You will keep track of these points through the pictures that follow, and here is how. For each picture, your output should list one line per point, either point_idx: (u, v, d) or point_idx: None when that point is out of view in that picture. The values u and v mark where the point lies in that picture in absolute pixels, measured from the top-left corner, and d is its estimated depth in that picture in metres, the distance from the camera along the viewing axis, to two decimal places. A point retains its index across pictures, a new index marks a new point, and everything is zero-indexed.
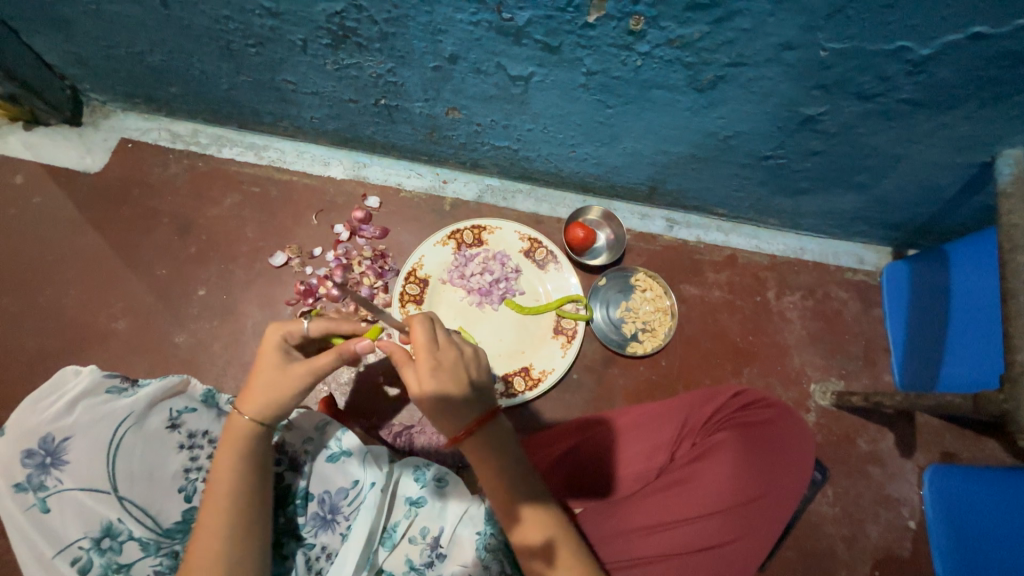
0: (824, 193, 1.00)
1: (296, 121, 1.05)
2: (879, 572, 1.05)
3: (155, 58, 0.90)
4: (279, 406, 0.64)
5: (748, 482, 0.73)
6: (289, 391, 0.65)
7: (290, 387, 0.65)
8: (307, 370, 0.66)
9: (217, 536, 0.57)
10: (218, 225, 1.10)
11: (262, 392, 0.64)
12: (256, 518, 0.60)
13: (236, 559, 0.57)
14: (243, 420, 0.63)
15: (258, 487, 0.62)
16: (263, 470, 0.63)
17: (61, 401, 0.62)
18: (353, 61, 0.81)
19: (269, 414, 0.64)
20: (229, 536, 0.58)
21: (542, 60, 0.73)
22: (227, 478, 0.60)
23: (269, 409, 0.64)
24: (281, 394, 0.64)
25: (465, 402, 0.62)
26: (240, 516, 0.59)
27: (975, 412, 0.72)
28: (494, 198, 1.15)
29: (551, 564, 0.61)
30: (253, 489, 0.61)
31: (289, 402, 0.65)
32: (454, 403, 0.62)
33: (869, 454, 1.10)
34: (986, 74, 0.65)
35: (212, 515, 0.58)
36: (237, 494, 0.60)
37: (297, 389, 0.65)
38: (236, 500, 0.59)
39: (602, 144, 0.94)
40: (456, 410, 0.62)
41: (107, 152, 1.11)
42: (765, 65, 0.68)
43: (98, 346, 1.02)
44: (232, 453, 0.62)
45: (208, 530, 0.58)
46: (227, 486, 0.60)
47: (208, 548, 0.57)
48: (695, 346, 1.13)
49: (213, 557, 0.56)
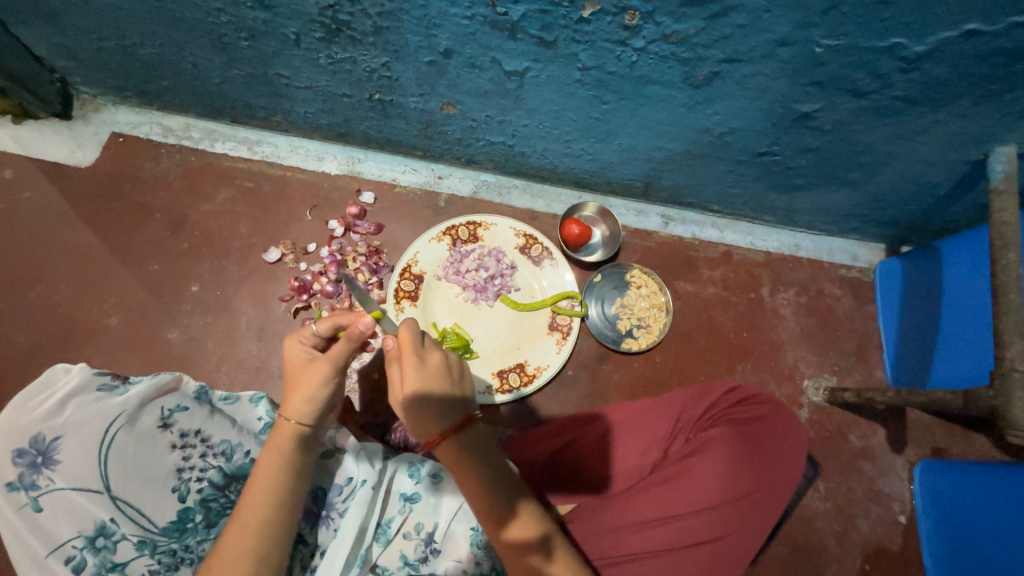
0: (818, 189, 1.00)
1: (289, 116, 1.04)
2: (869, 565, 1.06)
3: (146, 51, 0.89)
4: (313, 399, 0.67)
5: (742, 476, 0.74)
6: (315, 383, 0.67)
7: (313, 380, 0.67)
8: (324, 359, 0.68)
9: (251, 532, 0.59)
10: (210, 221, 1.09)
11: (292, 389, 0.67)
12: (289, 518, 0.62)
13: (266, 556, 0.59)
14: (287, 422, 0.66)
15: (299, 490, 0.64)
16: (302, 474, 0.65)
17: (52, 399, 0.62)
18: (347, 55, 0.80)
19: (303, 409, 0.67)
20: (260, 530, 0.60)
21: (537, 55, 0.73)
22: (269, 477, 0.63)
23: (305, 404, 0.67)
24: (308, 388, 0.67)
25: (444, 406, 0.64)
26: (277, 514, 0.61)
27: (966, 407, 0.73)
28: (490, 193, 1.15)
29: (550, 559, 0.62)
30: (292, 490, 0.63)
31: (320, 395, 0.68)
32: (432, 405, 0.64)
33: (860, 449, 1.11)
34: (980, 71, 0.65)
35: (251, 506, 0.61)
36: (275, 494, 0.62)
37: (324, 380, 0.68)
38: (277, 494, 0.62)
39: (597, 140, 0.94)
40: (433, 414, 0.64)
41: (97, 146, 1.10)
42: (761, 62, 0.68)
43: (90, 342, 1.02)
44: (279, 451, 0.65)
45: (241, 523, 0.60)
46: (266, 485, 0.62)
47: (242, 541, 0.59)
48: (690, 342, 1.14)
49: (243, 552, 0.58)
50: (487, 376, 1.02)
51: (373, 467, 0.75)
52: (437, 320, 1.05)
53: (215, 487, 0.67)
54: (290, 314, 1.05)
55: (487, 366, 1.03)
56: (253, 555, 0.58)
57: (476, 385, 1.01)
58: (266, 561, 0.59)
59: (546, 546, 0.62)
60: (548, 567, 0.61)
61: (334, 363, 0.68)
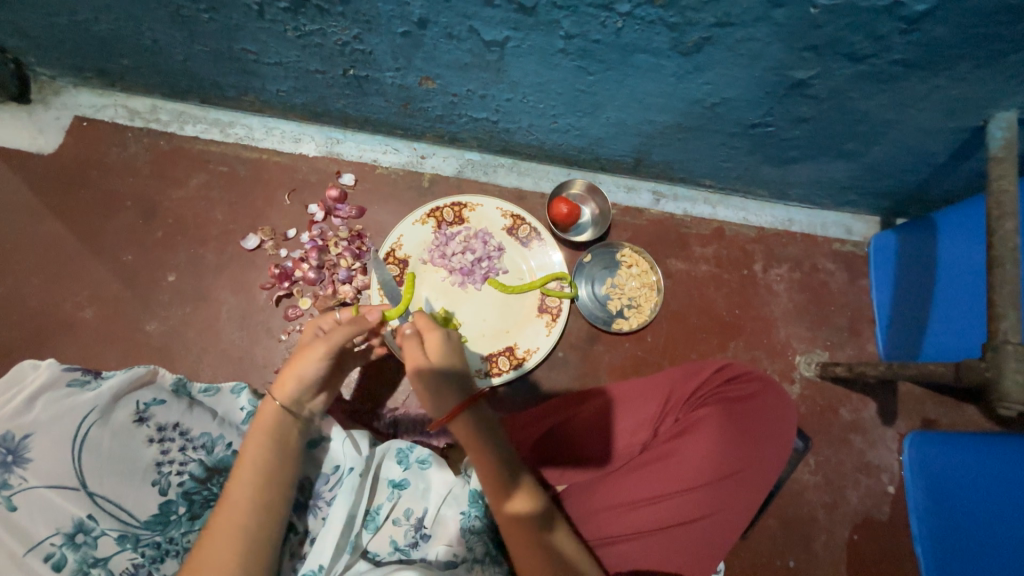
0: (812, 161, 0.97)
1: (261, 95, 0.99)
2: (858, 535, 1.08)
3: (102, 27, 0.84)
4: (301, 383, 0.67)
5: (730, 455, 0.73)
6: (308, 365, 0.68)
7: (307, 362, 0.68)
8: (321, 343, 0.68)
9: (243, 512, 0.59)
10: (184, 208, 1.05)
11: (287, 366, 0.68)
12: (281, 499, 0.62)
13: (257, 536, 0.59)
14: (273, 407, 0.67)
15: (288, 471, 0.64)
16: (287, 453, 0.65)
17: (20, 396, 0.61)
18: (315, 27, 0.75)
19: (290, 390, 0.67)
20: (252, 509, 0.59)
21: (517, 23, 0.68)
22: (253, 457, 0.62)
23: (293, 385, 0.67)
24: (301, 370, 0.68)
25: (460, 376, 0.67)
26: (266, 492, 0.61)
27: (957, 379, 0.72)
28: (475, 172, 1.11)
29: (552, 528, 0.64)
30: (278, 470, 0.63)
31: (310, 379, 0.68)
32: (450, 377, 0.66)
33: (851, 422, 1.12)
34: (983, 31, 0.62)
35: (238, 487, 0.60)
36: (260, 474, 0.61)
37: (318, 360, 0.68)
38: (262, 473, 0.62)
39: (584, 114, 0.90)
40: (450, 384, 0.66)
41: (61, 131, 1.05)
42: (753, 25, 0.64)
43: (65, 336, 0.99)
44: (261, 438, 0.64)
45: (230, 503, 0.59)
46: (252, 465, 0.62)
47: (232, 519, 0.58)
48: (682, 321, 1.12)
49: (234, 532, 0.58)
50: (476, 359, 1.01)
51: (360, 454, 0.73)
52: (423, 305, 1.03)
53: (196, 480, 0.67)
54: (271, 302, 1.03)
55: (476, 351, 1.01)
56: (244, 535, 0.58)
57: None
58: (256, 541, 0.58)
59: (547, 520, 0.64)
60: (554, 536, 0.63)
61: (331, 348, 0.68)
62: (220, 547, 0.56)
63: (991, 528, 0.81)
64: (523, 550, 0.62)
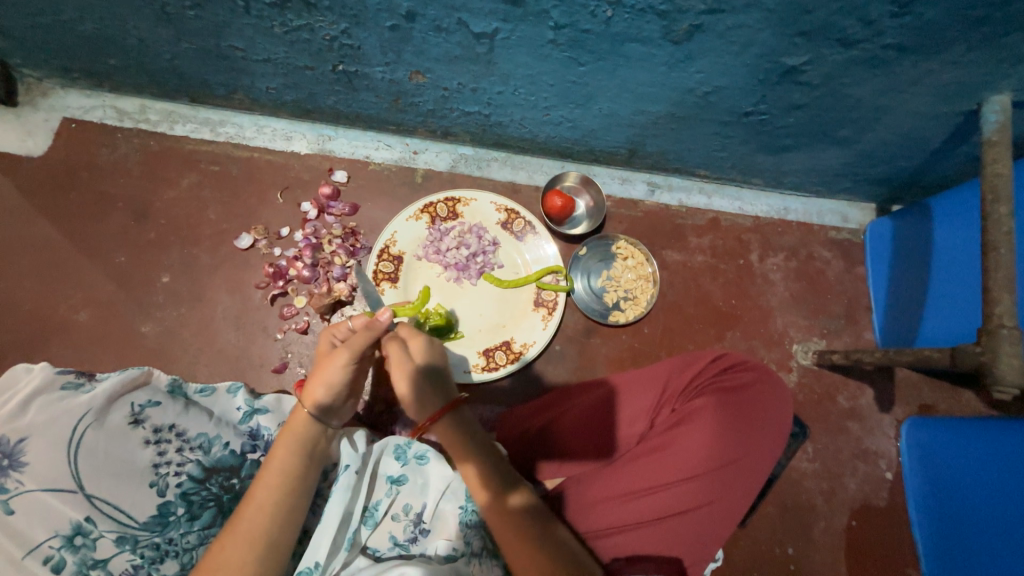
0: (806, 149, 0.96)
1: (251, 92, 0.98)
2: (856, 521, 1.08)
3: (86, 26, 0.83)
4: (330, 387, 0.68)
5: (726, 444, 0.74)
6: (335, 371, 0.69)
7: (334, 369, 0.69)
8: (344, 348, 0.69)
9: (265, 512, 0.60)
10: (176, 208, 1.05)
11: (313, 377, 0.69)
12: (301, 504, 0.63)
13: (276, 538, 0.59)
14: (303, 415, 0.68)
15: (311, 477, 0.65)
16: (315, 462, 0.66)
17: (14, 400, 0.61)
18: (303, 23, 0.75)
19: (320, 399, 0.68)
20: (274, 511, 0.60)
21: (506, 15, 0.67)
22: (281, 463, 0.63)
23: (323, 392, 0.68)
24: (327, 378, 0.68)
25: (441, 383, 0.70)
26: (291, 497, 0.62)
27: (952, 365, 0.72)
28: (468, 167, 1.11)
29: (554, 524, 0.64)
30: (305, 474, 0.64)
31: (338, 384, 0.69)
32: (434, 382, 0.70)
33: (849, 409, 1.12)
34: (975, 13, 0.61)
35: (264, 489, 0.61)
36: (285, 478, 0.63)
37: (343, 364, 0.69)
38: (288, 477, 0.63)
39: (576, 106, 0.89)
40: (430, 391, 0.69)
41: (49, 133, 1.04)
42: (744, 12, 0.63)
43: (60, 339, 0.99)
44: (291, 444, 0.65)
45: (256, 504, 0.60)
46: (282, 470, 0.63)
47: (255, 523, 0.59)
48: (678, 312, 1.12)
49: (254, 533, 0.58)
50: (473, 355, 1.01)
51: (357, 451, 0.73)
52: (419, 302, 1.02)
53: (195, 480, 0.66)
54: (267, 301, 1.03)
55: (472, 346, 1.01)
56: (263, 536, 0.59)
57: (462, 364, 1.00)
58: (273, 546, 0.59)
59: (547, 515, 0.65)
60: (556, 531, 0.64)
61: (353, 353, 0.69)
62: (240, 547, 0.57)
63: (991, 515, 0.81)
64: (525, 554, 0.61)
